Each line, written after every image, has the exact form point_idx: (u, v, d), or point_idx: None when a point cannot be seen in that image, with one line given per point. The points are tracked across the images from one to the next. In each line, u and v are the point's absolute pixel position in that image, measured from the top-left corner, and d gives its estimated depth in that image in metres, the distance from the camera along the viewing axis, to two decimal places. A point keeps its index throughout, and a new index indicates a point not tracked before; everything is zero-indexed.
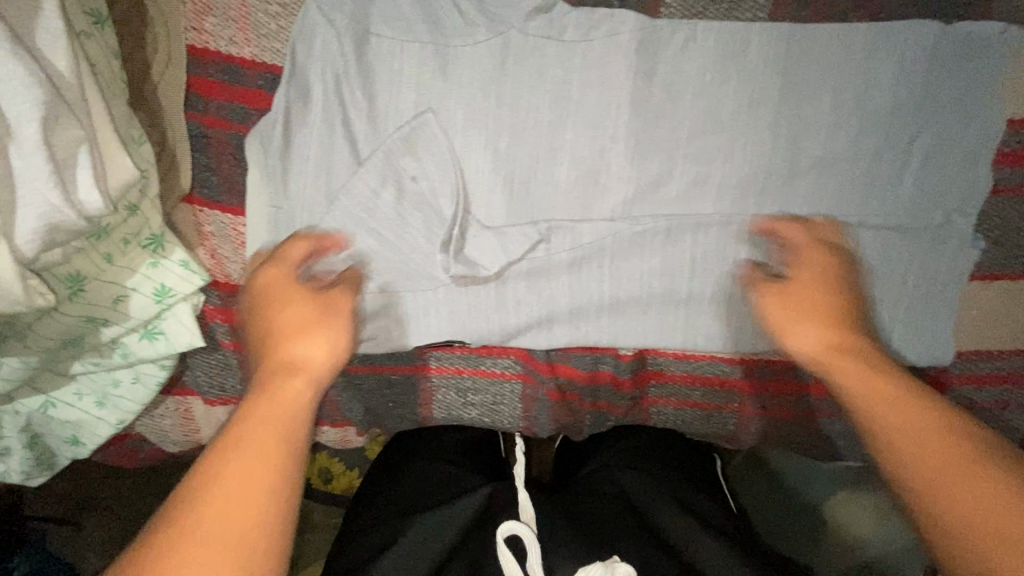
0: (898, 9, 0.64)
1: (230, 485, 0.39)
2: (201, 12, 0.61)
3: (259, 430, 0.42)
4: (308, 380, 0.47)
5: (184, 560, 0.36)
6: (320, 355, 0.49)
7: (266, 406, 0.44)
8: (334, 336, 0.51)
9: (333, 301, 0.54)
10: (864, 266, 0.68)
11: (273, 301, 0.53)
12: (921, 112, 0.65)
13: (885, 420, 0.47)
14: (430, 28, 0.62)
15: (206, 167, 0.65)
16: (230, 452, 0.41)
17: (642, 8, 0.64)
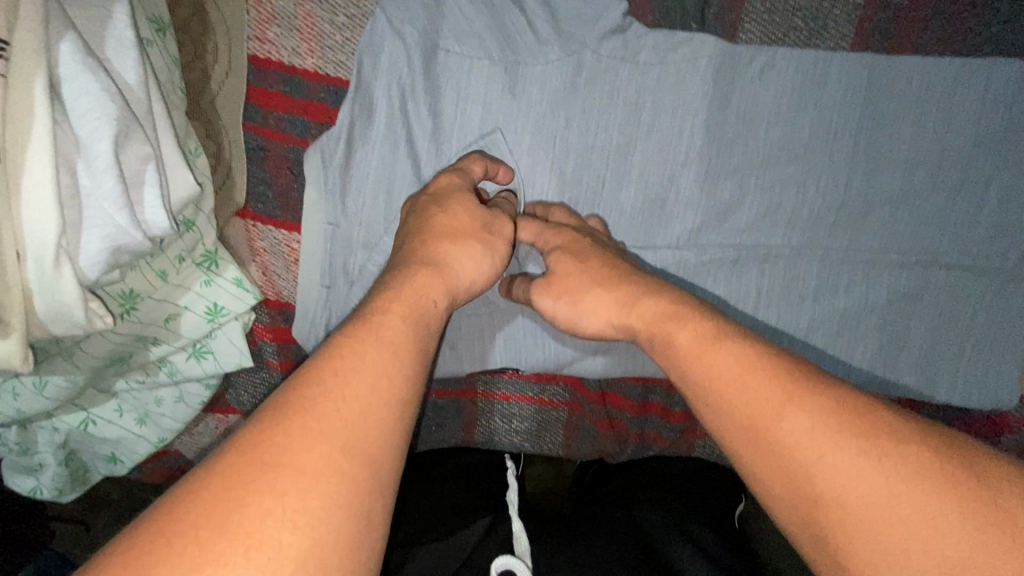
0: (981, 44, 0.62)
1: (364, 377, 0.35)
2: (266, 22, 0.59)
3: (394, 333, 0.39)
4: (447, 285, 0.47)
5: (305, 445, 0.31)
6: (472, 272, 0.50)
7: (401, 311, 0.41)
8: (487, 256, 0.52)
9: (495, 219, 0.54)
10: (933, 304, 0.66)
11: (448, 201, 0.54)
12: (1000, 151, 0.63)
13: (752, 397, 0.39)
14: (500, 46, 0.60)
15: (262, 181, 0.62)
16: (363, 346, 0.37)
17: (720, 32, 0.62)
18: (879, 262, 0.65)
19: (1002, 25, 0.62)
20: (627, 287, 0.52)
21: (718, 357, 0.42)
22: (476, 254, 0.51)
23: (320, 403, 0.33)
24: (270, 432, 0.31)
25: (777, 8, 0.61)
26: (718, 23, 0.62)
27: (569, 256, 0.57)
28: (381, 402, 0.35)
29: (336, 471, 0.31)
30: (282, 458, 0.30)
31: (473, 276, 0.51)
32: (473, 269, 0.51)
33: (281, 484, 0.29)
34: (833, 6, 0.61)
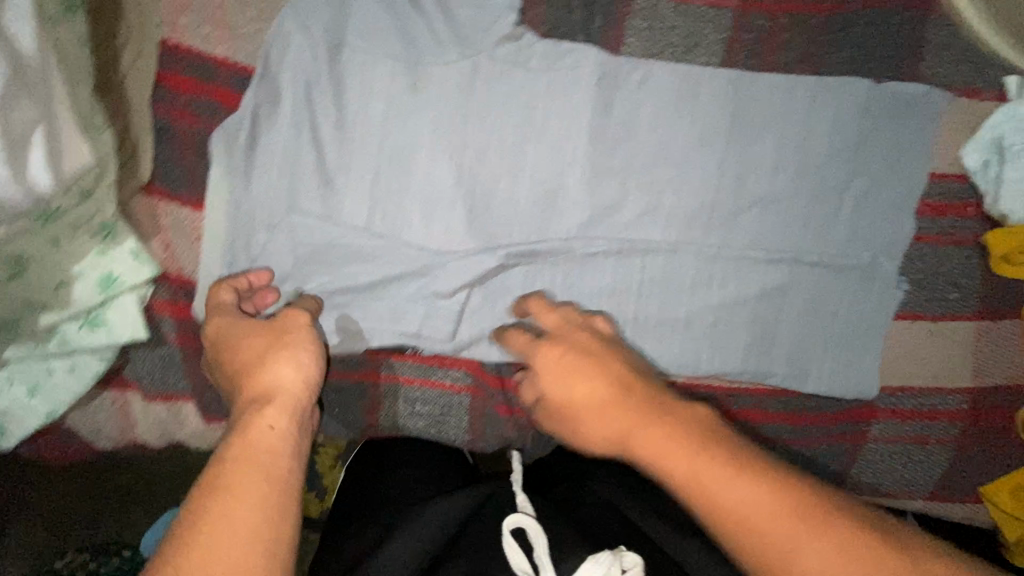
0: (835, 68, 0.69)
1: (229, 537, 0.40)
2: (179, 10, 0.63)
3: (248, 501, 0.43)
4: (282, 410, 0.50)
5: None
6: (293, 383, 0.53)
7: (248, 468, 0.45)
8: (302, 355, 0.55)
9: (292, 335, 0.57)
10: (798, 298, 0.72)
11: (241, 340, 0.58)
12: (855, 160, 0.70)
13: (735, 509, 0.44)
14: (402, 46, 0.66)
15: (169, 159, 0.65)
16: (219, 523, 0.41)
17: (604, 46, 0.68)
18: (748, 257, 0.71)
19: (853, 48, 0.69)
20: (599, 378, 0.58)
21: (715, 479, 0.45)
22: (294, 367, 0.54)
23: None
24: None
25: (655, 26, 0.68)
26: (603, 36, 0.69)
27: (570, 355, 0.60)
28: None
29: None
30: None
31: (298, 383, 0.54)
32: (298, 382, 0.54)
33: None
34: (703, 28, 0.68)
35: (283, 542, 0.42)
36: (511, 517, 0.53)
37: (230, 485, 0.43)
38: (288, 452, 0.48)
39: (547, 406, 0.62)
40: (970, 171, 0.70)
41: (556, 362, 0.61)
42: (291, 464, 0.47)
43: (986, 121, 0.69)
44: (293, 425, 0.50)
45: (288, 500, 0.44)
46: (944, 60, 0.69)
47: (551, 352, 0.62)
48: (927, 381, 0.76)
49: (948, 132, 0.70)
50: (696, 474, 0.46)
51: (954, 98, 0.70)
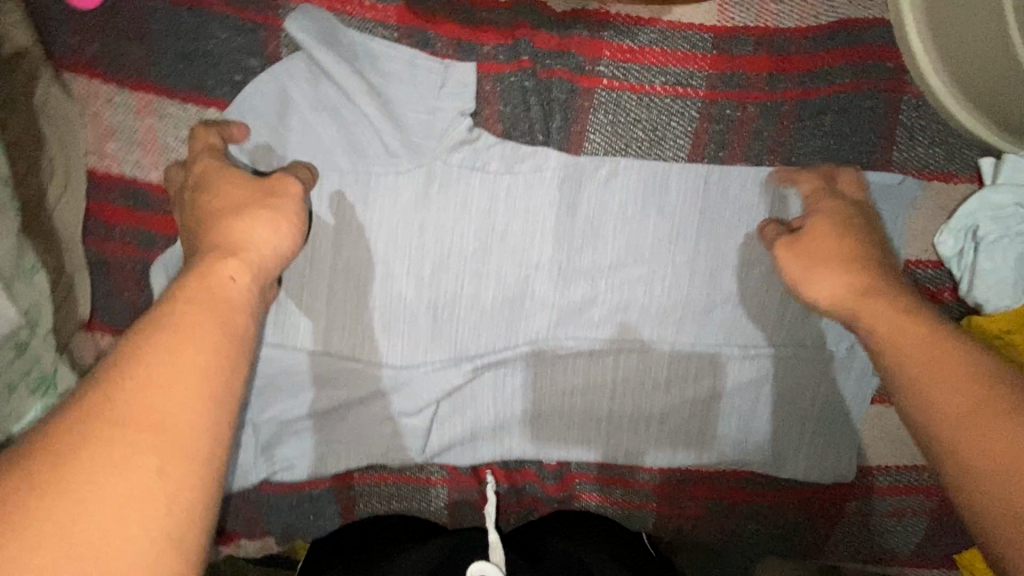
0: (806, 158, 0.67)
1: (171, 400, 0.36)
2: (105, 137, 0.59)
3: (185, 352, 0.38)
4: (244, 265, 0.48)
5: (98, 492, 0.31)
6: (277, 251, 0.52)
7: (204, 317, 0.41)
8: (286, 228, 0.52)
9: (279, 188, 0.54)
10: (773, 390, 0.71)
11: (221, 186, 0.53)
12: None
13: (921, 372, 0.47)
14: (351, 157, 0.62)
15: (109, 292, 0.62)
16: (158, 365, 0.37)
17: (565, 145, 0.65)
18: (722, 352, 0.69)
19: (823, 137, 0.66)
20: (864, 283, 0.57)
21: (922, 364, 0.47)
22: (278, 234, 0.52)
23: (101, 455, 0.32)
24: (63, 466, 0.31)
25: (618, 120, 0.65)
26: (564, 134, 0.65)
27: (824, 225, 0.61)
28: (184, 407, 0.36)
29: (148, 454, 0.33)
30: (105, 450, 0.33)
31: (269, 256, 0.51)
32: (274, 249, 0.51)
33: (84, 502, 0.31)
34: (669, 120, 0.65)
35: (231, 386, 0.39)
36: (475, 566, 0.58)
37: (177, 329, 0.39)
38: (248, 309, 0.45)
39: (810, 252, 0.61)
40: (945, 257, 0.68)
41: (834, 250, 0.59)
42: (246, 321, 0.44)
43: (959, 207, 0.67)
44: (256, 288, 0.47)
45: (235, 373, 0.40)
46: (916, 144, 0.67)
47: (829, 230, 0.61)
48: (905, 459, 0.77)
49: (918, 218, 0.69)
50: (899, 356, 0.50)
51: (925, 182, 0.68)
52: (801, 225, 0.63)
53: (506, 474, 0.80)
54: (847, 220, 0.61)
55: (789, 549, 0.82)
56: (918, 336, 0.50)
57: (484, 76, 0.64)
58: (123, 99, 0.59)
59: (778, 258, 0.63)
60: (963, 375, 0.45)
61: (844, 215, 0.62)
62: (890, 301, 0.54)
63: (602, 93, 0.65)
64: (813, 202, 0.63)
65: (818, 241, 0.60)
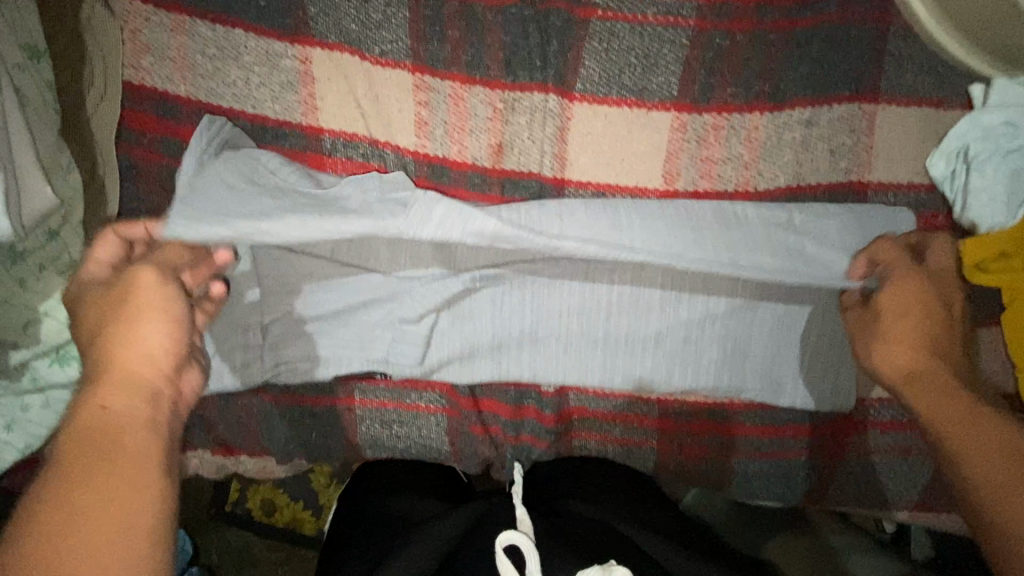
0: (794, 85, 0.69)
1: (83, 543, 0.36)
2: (141, 53, 0.64)
3: (93, 488, 0.38)
4: (124, 387, 0.45)
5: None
6: (154, 351, 0.48)
7: (82, 450, 0.40)
8: (156, 325, 0.49)
9: (134, 300, 0.50)
10: (768, 315, 0.72)
11: (94, 302, 0.51)
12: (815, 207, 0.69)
13: (972, 460, 0.48)
14: (362, 80, 0.67)
15: (135, 197, 0.66)
16: (69, 515, 0.37)
17: (563, 71, 0.68)
18: (715, 273, 0.71)
19: (812, 64, 0.68)
20: (894, 338, 0.59)
21: (969, 448, 0.48)
22: (153, 331, 0.49)
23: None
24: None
25: (613, 48, 0.68)
26: (562, 59, 0.68)
27: (895, 291, 0.61)
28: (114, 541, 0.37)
29: None
30: None
31: (143, 358, 0.47)
32: (144, 350, 0.48)
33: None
34: (661, 47, 0.68)
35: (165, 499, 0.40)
36: (502, 534, 0.54)
37: (62, 477, 0.39)
38: (139, 425, 0.44)
39: (886, 312, 0.61)
40: (938, 180, 0.69)
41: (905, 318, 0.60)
42: (148, 434, 0.43)
43: (951, 129, 0.69)
44: (144, 396, 0.46)
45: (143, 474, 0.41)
46: (905, 72, 0.69)
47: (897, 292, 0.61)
48: None
49: (911, 142, 0.70)
50: (948, 443, 0.50)
51: (914, 110, 0.70)
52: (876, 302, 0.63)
53: (507, 410, 0.79)
54: (920, 293, 0.60)
55: (789, 493, 0.81)
56: (965, 416, 0.51)
57: (487, 8, 0.68)
58: (160, 19, 0.64)
59: (847, 324, 0.67)
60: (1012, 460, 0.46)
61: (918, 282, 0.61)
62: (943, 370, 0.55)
63: (596, 24, 0.68)
64: (891, 272, 0.62)
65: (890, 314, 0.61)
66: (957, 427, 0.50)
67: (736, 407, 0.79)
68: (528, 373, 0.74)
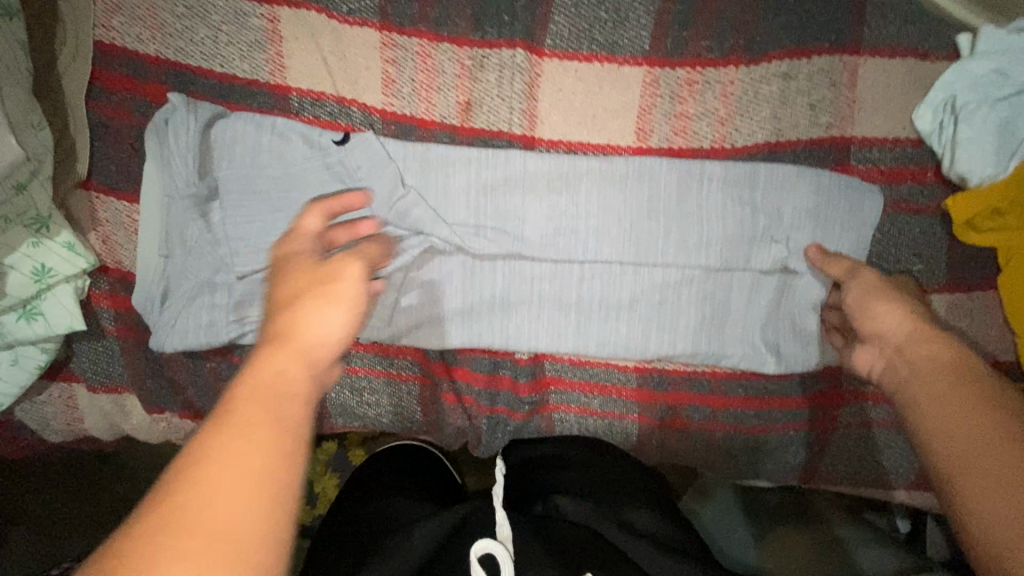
0: (770, 37, 0.67)
1: (222, 501, 0.35)
2: (111, 11, 0.65)
3: (248, 451, 0.37)
4: (295, 356, 0.44)
5: (182, 548, 0.33)
6: (329, 334, 0.46)
7: (255, 411, 0.39)
8: (336, 313, 0.47)
9: (333, 282, 0.49)
10: (747, 276, 0.69)
11: (291, 276, 0.50)
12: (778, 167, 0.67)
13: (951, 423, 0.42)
14: (329, 37, 0.67)
15: (106, 155, 0.67)
16: (215, 476, 0.35)
17: (531, 26, 0.67)
18: (691, 231, 0.68)
19: (789, 14, 0.66)
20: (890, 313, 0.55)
21: (949, 411, 0.43)
22: (331, 319, 0.47)
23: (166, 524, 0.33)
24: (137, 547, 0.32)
25: (582, 2, 0.67)
26: (530, 15, 0.67)
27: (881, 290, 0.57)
28: (248, 514, 0.35)
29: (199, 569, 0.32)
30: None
31: (321, 339, 0.46)
32: (323, 333, 0.46)
33: (160, 564, 0.32)
34: (632, 1, 0.67)
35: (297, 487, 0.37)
36: (478, 543, 0.52)
37: (226, 426, 0.38)
38: (305, 402, 0.42)
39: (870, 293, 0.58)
40: (925, 135, 0.67)
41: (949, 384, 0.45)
42: (305, 417, 0.41)
43: (937, 80, 0.66)
44: (313, 380, 0.44)
45: (297, 449, 0.39)
46: (888, 22, 0.66)
47: (918, 352, 0.50)
48: None
49: (895, 95, 0.67)
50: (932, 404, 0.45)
51: (899, 61, 0.67)
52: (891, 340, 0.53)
53: (481, 379, 0.76)
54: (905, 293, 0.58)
55: (779, 469, 0.77)
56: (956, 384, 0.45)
57: None
58: None
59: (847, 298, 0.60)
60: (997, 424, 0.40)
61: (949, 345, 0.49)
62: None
63: None
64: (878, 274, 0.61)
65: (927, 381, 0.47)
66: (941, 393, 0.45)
67: (720, 375, 0.74)
68: (499, 339, 0.72)
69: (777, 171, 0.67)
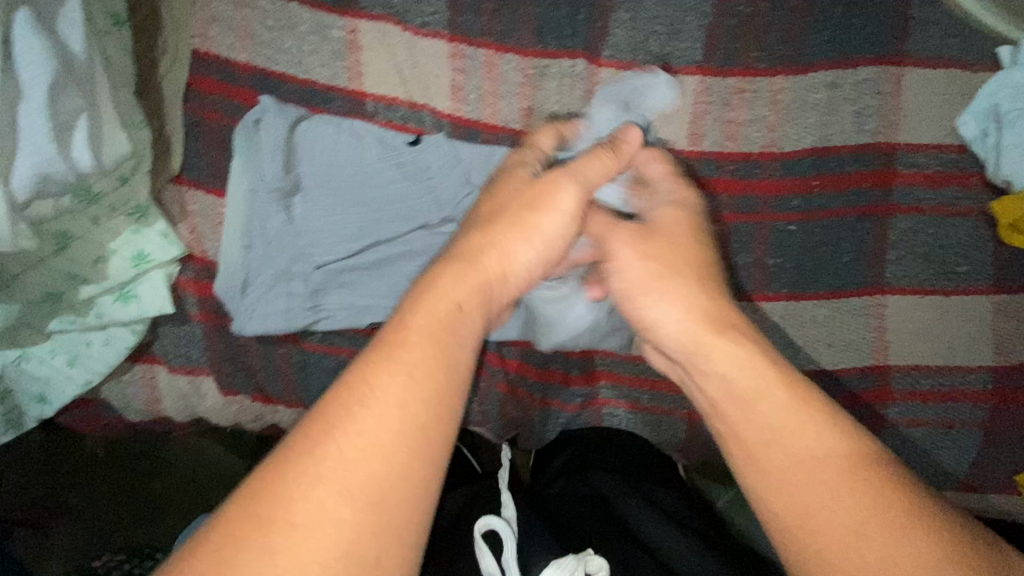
0: (816, 49, 0.71)
1: (382, 411, 0.43)
2: (207, 24, 0.71)
3: (408, 375, 0.44)
4: (475, 289, 0.52)
5: (352, 447, 0.41)
6: (515, 269, 0.55)
7: (428, 336, 0.47)
8: (522, 249, 0.56)
9: (534, 218, 0.57)
10: (790, 274, 0.73)
11: (512, 192, 0.59)
12: (820, 165, 0.72)
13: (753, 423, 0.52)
14: (403, 47, 0.72)
15: (197, 153, 0.72)
16: (381, 392, 0.43)
17: (591, 38, 0.72)
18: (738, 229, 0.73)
19: (833, 28, 0.70)
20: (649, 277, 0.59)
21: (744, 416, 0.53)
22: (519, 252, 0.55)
23: (334, 443, 0.41)
24: (319, 463, 0.41)
25: (638, 16, 0.72)
26: (589, 28, 0.72)
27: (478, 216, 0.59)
28: (401, 429, 0.42)
29: (355, 468, 0.41)
30: (318, 464, 0.40)
31: (499, 274, 0.54)
32: (497, 271, 0.54)
33: (338, 450, 0.41)
34: (685, 15, 0.71)
35: (447, 410, 0.45)
36: (482, 520, 0.60)
37: (392, 351, 0.45)
38: (468, 335, 0.49)
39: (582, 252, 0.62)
40: (622, 73, 0.72)
41: (807, 447, 0.49)
42: (464, 348, 0.48)
43: (980, 89, 0.70)
44: (480, 314, 0.51)
45: (455, 384, 0.46)
46: (932, 35, 0.70)
47: (740, 378, 0.53)
48: (942, 357, 0.73)
49: (938, 104, 0.71)
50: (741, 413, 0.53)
51: (941, 72, 0.70)
52: (677, 351, 0.57)
53: (534, 370, 0.79)
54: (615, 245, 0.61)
55: None
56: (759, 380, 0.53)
57: None
58: None
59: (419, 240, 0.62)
60: (786, 415, 0.51)
61: (762, 368, 0.53)
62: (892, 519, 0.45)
63: None
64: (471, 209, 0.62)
65: (781, 432, 0.50)
66: (733, 383, 0.53)
67: None
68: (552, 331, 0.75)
69: (817, 170, 0.72)
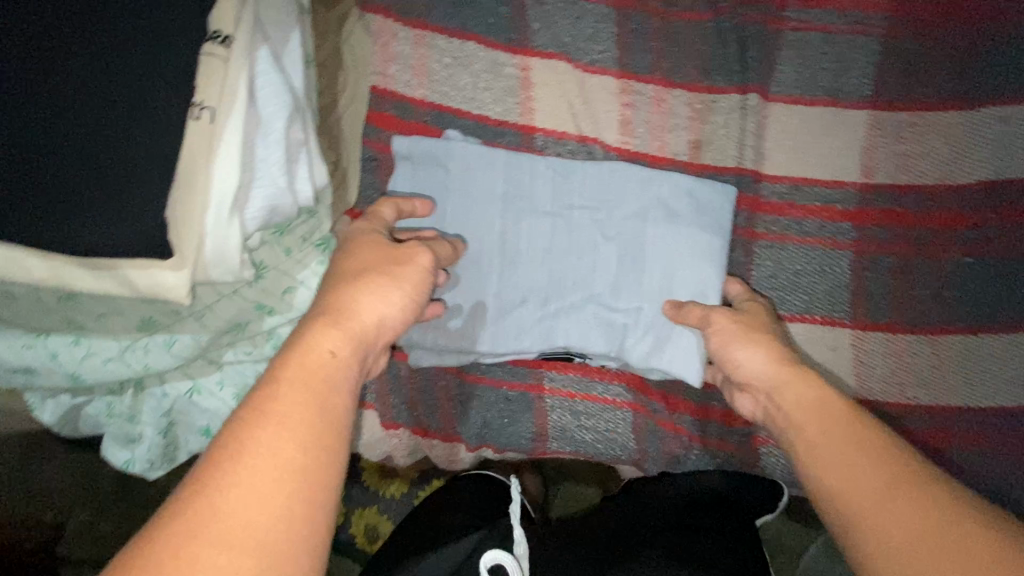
0: (985, 85, 0.71)
1: (256, 471, 0.38)
2: (388, 61, 0.72)
3: (273, 433, 0.40)
4: (345, 337, 0.47)
5: (227, 524, 0.36)
6: (378, 319, 0.51)
7: (303, 388, 0.43)
8: (397, 295, 0.52)
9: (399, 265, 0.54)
10: (972, 307, 0.70)
11: (359, 246, 0.56)
12: (998, 197, 0.70)
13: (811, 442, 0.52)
14: (575, 84, 0.74)
15: (372, 185, 0.73)
16: (246, 456, 0.39)
17: (760, 74, 0.73)
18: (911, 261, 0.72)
19: (1002, 66, 0.71)
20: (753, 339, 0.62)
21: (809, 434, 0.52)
22: (393, 299, 0.52)
23: (210, 503, 0.37)
24: (187, 539, 0.35)
25: (805, 55, 0.73)
26: (758, 64, 0.74)
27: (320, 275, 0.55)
28: (280, 488, 0.38)
29: (239, 538, 0.36)
30: (188, 540, 0.35)
31: (377, 321, 0.51)
32: (375, 320, 0.51)
33: (215, 525, 0.36)
34: (853, 53, 0.73)
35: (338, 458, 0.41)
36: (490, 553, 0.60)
37: (263, 406, 0.41)
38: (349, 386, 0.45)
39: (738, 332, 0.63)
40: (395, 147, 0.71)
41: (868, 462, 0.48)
42: (345, 397, 0.44)
43: None
44: (356, 357, 0.47)
45: (335, 437, 0.42)
46: None
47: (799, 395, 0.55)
48: None
49: None
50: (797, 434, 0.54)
51: None
52: (760, 385, 0.59)
53: (692, 407, 0.76)
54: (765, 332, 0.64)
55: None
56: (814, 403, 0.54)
57: (688, 23, 0.73)
58: (406, 34, 0.73)
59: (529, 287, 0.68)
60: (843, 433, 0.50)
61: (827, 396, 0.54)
62: (952, 544, 0.41)
63: (789, 34, 0.73)
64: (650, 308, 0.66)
65: (831, 467, 0.49)
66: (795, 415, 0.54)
67: (964, 411, 0.69)
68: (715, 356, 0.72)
69: (994, 201, 0.70)
